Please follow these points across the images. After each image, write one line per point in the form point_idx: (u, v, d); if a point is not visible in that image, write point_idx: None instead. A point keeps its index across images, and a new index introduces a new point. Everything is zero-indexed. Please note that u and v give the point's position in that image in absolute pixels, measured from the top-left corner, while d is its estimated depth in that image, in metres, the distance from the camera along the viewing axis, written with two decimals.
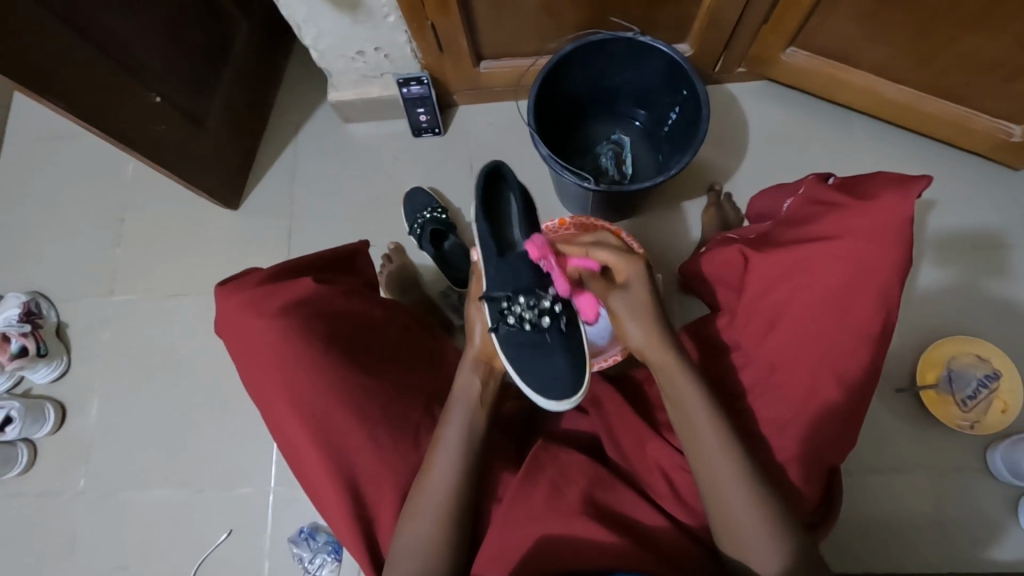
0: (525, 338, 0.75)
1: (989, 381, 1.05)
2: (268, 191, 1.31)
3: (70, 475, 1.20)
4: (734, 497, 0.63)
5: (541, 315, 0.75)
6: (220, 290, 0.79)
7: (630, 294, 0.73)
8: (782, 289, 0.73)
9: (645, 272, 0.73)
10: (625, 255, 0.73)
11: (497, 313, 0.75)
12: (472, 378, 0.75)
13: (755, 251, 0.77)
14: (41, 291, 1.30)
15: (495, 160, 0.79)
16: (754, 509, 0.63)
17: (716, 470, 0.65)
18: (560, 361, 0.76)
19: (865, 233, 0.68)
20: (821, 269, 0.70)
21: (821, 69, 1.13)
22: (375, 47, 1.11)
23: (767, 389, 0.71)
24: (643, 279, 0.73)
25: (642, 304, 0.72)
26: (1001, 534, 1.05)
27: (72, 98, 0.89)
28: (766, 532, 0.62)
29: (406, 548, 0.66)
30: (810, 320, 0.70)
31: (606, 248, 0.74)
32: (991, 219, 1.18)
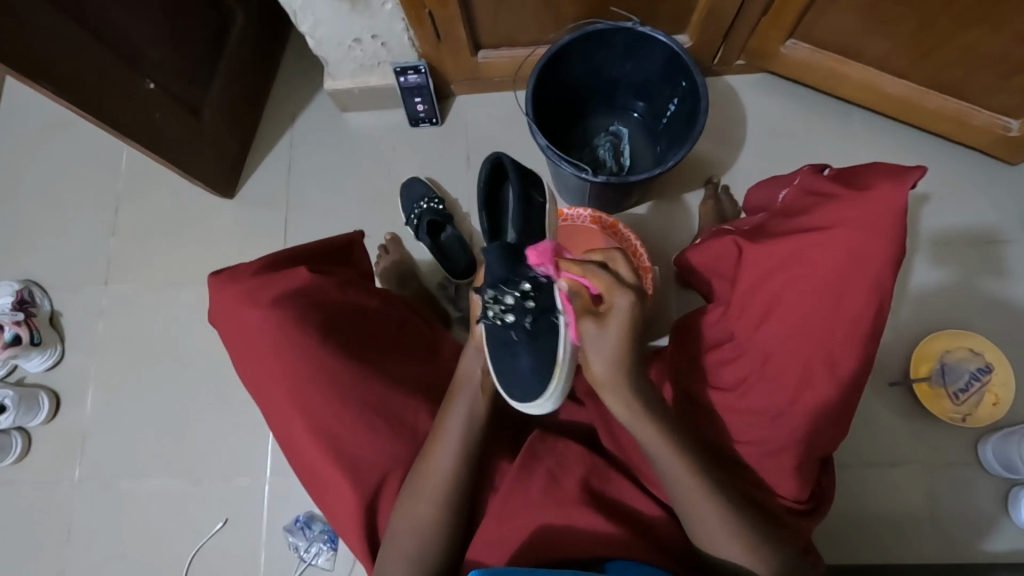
0: (495, 332, 0.73)
1: (981, 375, 1.06)
2: (264, 180, 1.30)
3: (65, 464, 1.19)
4: (701, 510, 0.64)
5: (512, 310, 0.71)
6: (215, 279, 0.79)
7: (602, 332, 0.65)
8: (775, 280, 0.72)
9: (628, 310, 0.65)
10: (616, 287, 0.65)
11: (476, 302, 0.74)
12: (475, 369, 0.76)
13: (749, 241, 0.77)
14: (34, 279, 1.29)
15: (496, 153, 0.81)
16: (719, 519, 0.64)
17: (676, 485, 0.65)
18: (527, 360, 0.72)
19: (859, 224, 0.68)
20: (815, 260, 0.70)
21: (821, 62, 1.12)
22: (373, 36, 1.10)
23: (761, 379, 0.72)
24: (622, 322, 0.65)
25: (614, 342, 0.66)
26: (990, 526, 1.06)
27: (66, 85, 0.88)
28: (734, 539, 0.63)
29: (405, 531, 0.67)
30: (803, 311, 0.70)
31: (603, 273, 0.66)
32: (986, 214, 1.18)
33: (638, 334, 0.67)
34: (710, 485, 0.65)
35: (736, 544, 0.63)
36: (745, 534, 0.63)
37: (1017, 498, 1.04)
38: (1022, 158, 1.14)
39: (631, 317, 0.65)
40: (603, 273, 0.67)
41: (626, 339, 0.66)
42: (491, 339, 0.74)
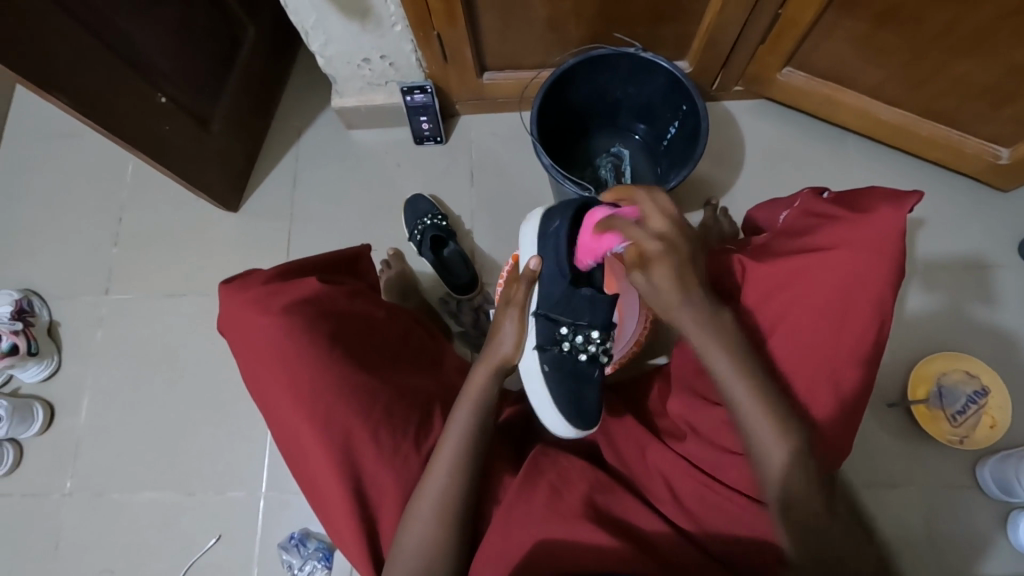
0: (571, 365, 0.79)
1: (978, 398, 1.07)
2: (269, 193, 1.31)
3: (58, 475, 1.17)
4: (777, 442, 0.63)
5: (598, 351, 0.79)
6: (225, 288, 0.79)
7: (648, 277, 0.67)
8: (780, 299, 0.72)
9: (666, 253, 0.65)
10: (657, 214, 0.67)
11: (552, 336, 0.79)
12: (490, 381, 0.75)
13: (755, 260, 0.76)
14: (34, 288, 1.29)
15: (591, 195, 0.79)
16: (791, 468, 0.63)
17: (763, 439, 0.64)
18: (588, 399, 0.79)
19: (862, 245, 0.70)
20: (822, 278, 0.71)
21: (816, 88, 1.16)
22: (381, 56, 1.13)
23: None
24: (665, 268, 0.65)
25: (666, 289, 0.67)
26: (990, 549, 1.06)
27: (78, 96, 0.89)
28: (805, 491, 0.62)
29: (406, 546, 0.66)
30: (811, 327, 0.70)
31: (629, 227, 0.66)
32: (979, 238, 1.21)
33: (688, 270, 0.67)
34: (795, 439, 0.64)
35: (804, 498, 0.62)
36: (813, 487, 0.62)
37: (1017, 521, 1.04)
38: (1015, 185, 1.17)
39: (669, 260, 0.65)
40: (631, 229, 0.66)
41: (675, 280, 0.66)
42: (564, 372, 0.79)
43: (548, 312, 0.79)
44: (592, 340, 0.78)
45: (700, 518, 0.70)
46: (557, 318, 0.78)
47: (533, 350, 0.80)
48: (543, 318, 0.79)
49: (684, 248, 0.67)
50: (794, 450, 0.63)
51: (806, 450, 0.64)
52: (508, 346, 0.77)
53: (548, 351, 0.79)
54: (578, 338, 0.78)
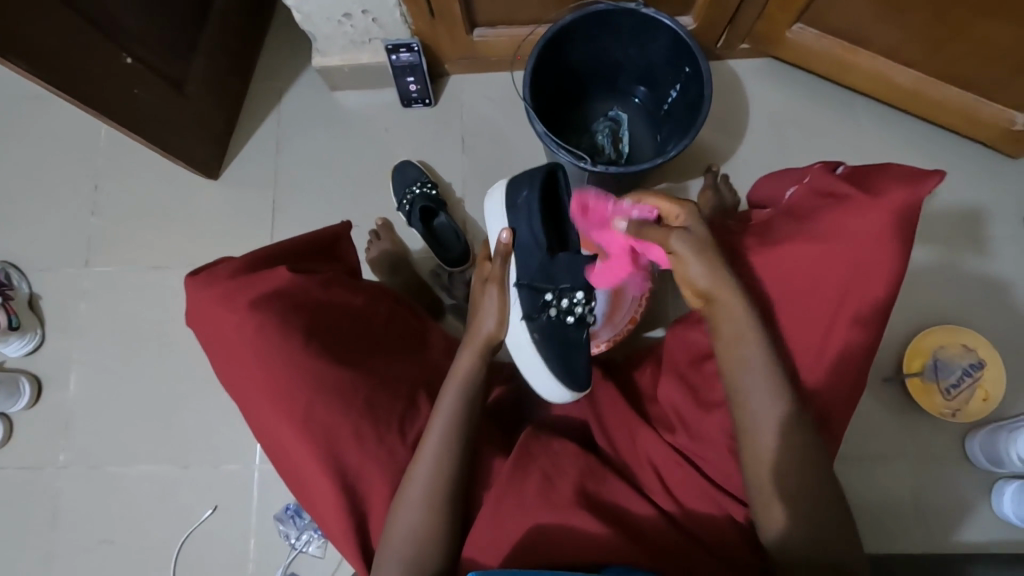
0: (560, 331, 0.80)
1: (973, 371, 1.06)
2: (251, 159, 1.25)
3: (51, 448, 1.17)
4: (772, 420, 0.64)
5: (584, 311, 0.80)
6: (191, 281, 0.76)
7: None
8: (772, 296, 0.70)
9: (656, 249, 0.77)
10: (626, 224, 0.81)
11: (539, 304, 0.80)
12: (474, 360, 0.75)
13: (754, 246, 0.72)
14: (12, 260, 1.25)
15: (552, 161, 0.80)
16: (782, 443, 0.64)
17: (759, 412, 0.65)
18: (581, 361, 0.80)
19: (865, 239, 0.67)
20: (819, 273, 0.68)
21: (829, 48, 1.09)
22: (364, 11, 1.04)
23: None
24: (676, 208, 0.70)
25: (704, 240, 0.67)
26: (974, 517, 1.08)
27: (38, 60, 0.82)
28: (798, 466, 0.63)
29: (397, 535, 0.66)
30: (805, 320, 0.69)
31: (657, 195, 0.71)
32: (988, 208, 1.17)
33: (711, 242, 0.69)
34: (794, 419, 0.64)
35: (795, 477, 0.63)
36: (804, 461, 0.63)
37: (1002, 491, 1.05)
38: None
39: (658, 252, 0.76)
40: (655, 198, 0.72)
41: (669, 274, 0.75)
42: (555, 337, 0.80)
43: (529, 282, 0.80)
44: (577, 300, 0.79)
45: (687, 502, 0.70)
46: (540, 286, 0.80)
47: (521, 323, 0.80)
48: (527, 288, 0.80)
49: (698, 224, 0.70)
50: (790, 433, 0.64)
51: (797, 431, 0.64)
52: (489, 324, 0.76)
53: (537, 318, 0.79)
54: (563, 300, 0.79)
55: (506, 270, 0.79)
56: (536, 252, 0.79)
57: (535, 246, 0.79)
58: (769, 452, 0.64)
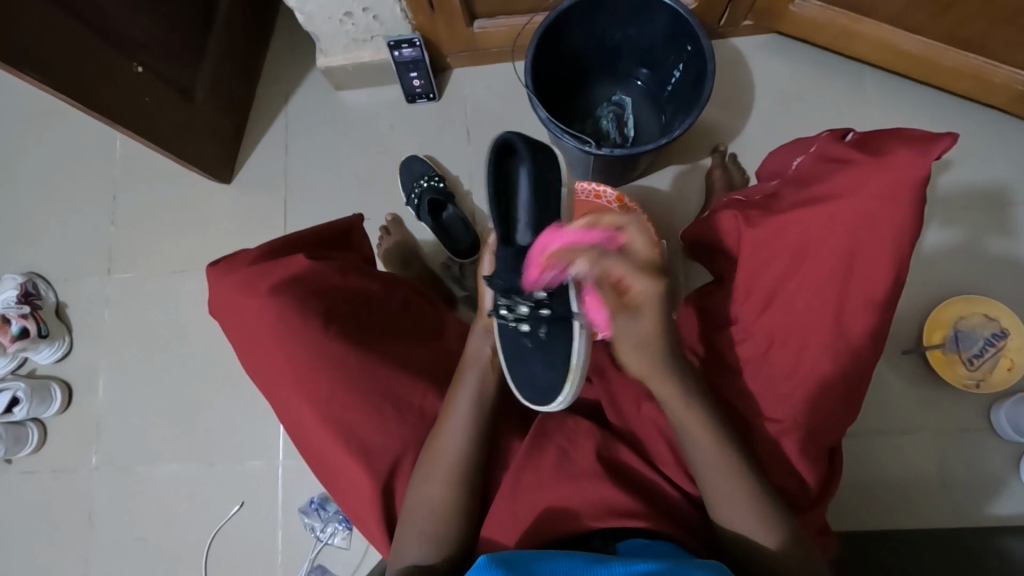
0: (507, 337, 0.76)
1: (996, 340, 1.04)
2: (261, 162, 1.28)
3: (84, 451, 1.21)
4: (718, 463, 0.66)
5: (517, 322, 0.74)
6: (213, 271, 0.80)
7: (633, 318, 0.69)
8: (778, 266, 0.71)
9: (656, 296, 0.68)
10: (637, 274, 0.67)
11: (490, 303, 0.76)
12: (483, 344, 0.79)
13: (748, 222, 0.74)
14: (38, 271, 1.29)
15: (507, 131, 0.74)
16: (698, 429, 0.68)
17: (705, 457, 0.67)
18: (540, 367, 0.76)
19: (865, 212, 0.65)
20: (817, 247, 0.68)
21: (832, 19, 1.07)
22: (364, 9, 1.06)
23: (763, 363, 0.72)
24: (652, 305, 0.68)
25: (649, 331, 0.69)
26: (1004, 489, 1.06)
27: (52, 73, 0.84)
28: (726, 470, 0.66)
29: (418, 508, 0.69)
30: (809, 294, 0.69)
31: (622, 261, 0.67)
32: (1005, 174, 1.15)
33: (665, 323, 0.70)
34: (737, 455, 0.67)
35: (708, 458, 0.67)
36: (750, 487, 0.65)
37: None
38: None
39: (657, 301, 0.69)
40: (620, 258, 0.67)
41: (659, 323, 0.69)
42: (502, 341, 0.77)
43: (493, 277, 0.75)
44: (522, 305, 0.73)
45: None
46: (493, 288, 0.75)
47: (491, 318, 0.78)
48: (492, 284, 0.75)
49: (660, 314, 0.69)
50: (737, 469, 0.66)
51: (744, 462, 0.67)
52: (486, 309, 0.79)
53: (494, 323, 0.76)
54: (506, 311, 0.74)
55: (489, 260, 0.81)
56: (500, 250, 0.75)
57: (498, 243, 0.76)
58: (706, 455, 0.67)
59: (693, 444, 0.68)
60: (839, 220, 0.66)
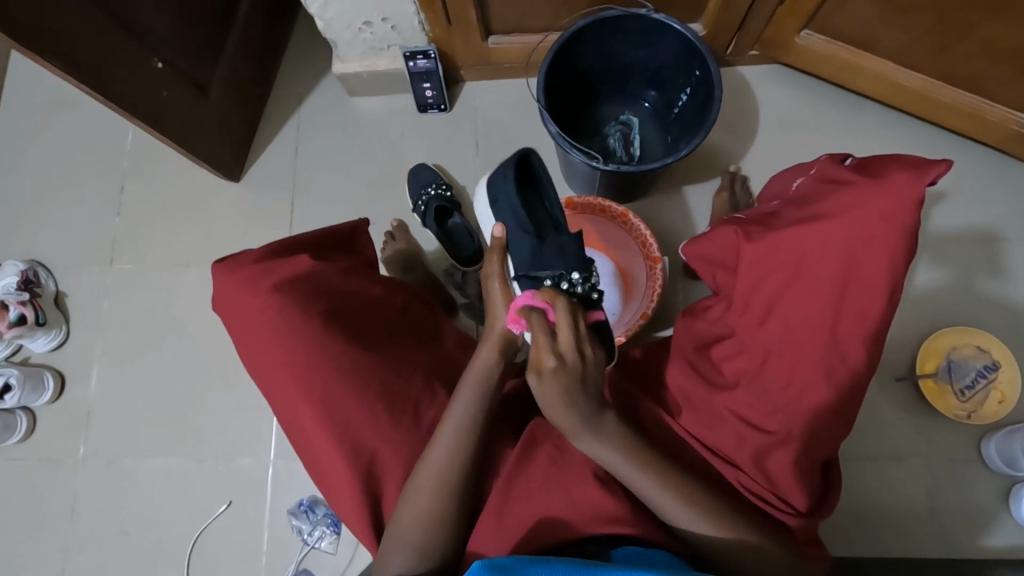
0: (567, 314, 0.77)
1: (987, 372, 1.06)
2: (271, 162, 1.29)
3: (72, 442, 1.20)
4: (667, 502, 0.65)
5: (587, 291, 0.78)
6: (218, 267, 0.80)
7: (541, 388, 0.67)
8: (777, 283, 0.72)
9: (562, 369, 0.67)
10: (546, 347, 0.67)
11: (539, 291, 0.79)
12: (492, 353, 0.77)
13: (750, 238, 0.73)
14: (39, 259, 1.29)
15: (526, 149, 0.88)
16: (632, 466, 0.67)
17: (640, 485, 0.66)
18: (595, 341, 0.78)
19: (863, 233, 0.66)
20: (817, 268, 0.69)
21: (837, 53, 1.11)
22: (383, 18, 1.08)
23: (759, 376, 0.74)
24: (556, 379, 0.66)
25: (553, 399, 0.67)
26: (992, 521, 1.06)
27: (74, 61, 0.86)
28: (677, 503, 0.65)
29: (408, 515, 0.69)
30: (807, 314, 0.70)
31: (539, 332, 0.69)
32: (997, 211, 1.18)
33: (582, 389, 0.67)
34: (688, 488, 0.66)
35: (660, 493, 0.66)
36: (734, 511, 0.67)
37: (1019, 495, 1.04)
38: None
39: (561, 375, 0.66)
40: (539, 330, 0.69)
41: (566, 397, 0.66)
42: None
43: (528, 271, 0.82)
44: (576, 282, 0.78)
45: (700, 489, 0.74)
46: (542, 275, 0.80)
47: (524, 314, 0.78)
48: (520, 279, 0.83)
49: (581, 377, 0.67)
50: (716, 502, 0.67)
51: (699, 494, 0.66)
52: (501, 318, 0.79)
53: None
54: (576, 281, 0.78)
55: (501, 262, 0.84)
56: (522, 237, 0.83)
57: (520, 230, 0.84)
58: (643, 485, 0.66)
59: (638, 484, 0.67)
60: (837, 240, 0.67)
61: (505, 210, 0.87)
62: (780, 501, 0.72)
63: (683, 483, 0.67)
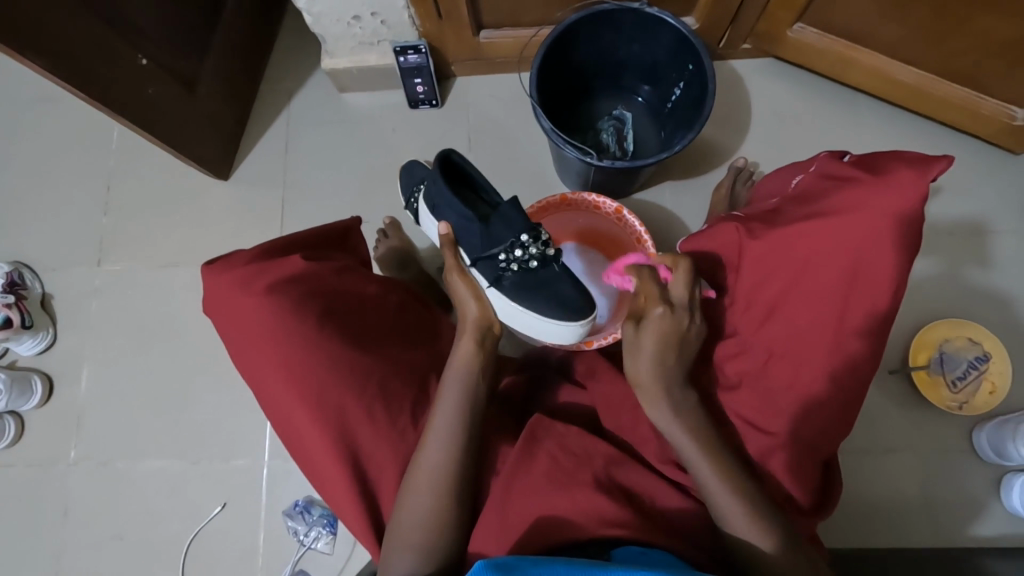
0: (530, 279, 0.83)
1: (979, 364, 1.07)
2: (261, 160, 1.27)
3: (63, 445, 1.18)
4: (719, 488, 0.66)
5: (541, 251, 0.80)
6: (208, 268, 0.79)
7: (637, 334, 0.74)
8: (781, 281, 0.71)
9: (669, 317, 0.72)
10: (657, 296, 0.74)
11: (496, 269, 0.82)
12: (467, 347, 0.77)
13: (753, 234, 0.73)
14: (24, 261, 1.26)
15: (441, 151, 0.85)
16: (693, 447, 0.69)
17: (698, 472, 0.68)
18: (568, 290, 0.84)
19: (869, 229, 0.67)
20: (823, 265, 0.69)
21: (830, 46, 1.11)
22: (373, 13, 1.07)
23: (762, 377, 0.72)
24: (659, 329, 0.72)
25: (651, 347, 0.72)
26: (984, 510, 1.08)
27: (55, 59, 0.84)
28: (728, 492, 0.66)
29: (407, 518, 0.68)
30: (811, 311, 0.70)
31: (652, 282, 0.75)
32: (988, 203, 1.18)
33: (675, 344, 0.73)
34: (738, 476, 0.67)
35: (715, 477, 0.67)
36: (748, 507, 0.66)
37: (1010, 484, 1.05)
38: None
39: (664, 324, 0.72)
40: (651, 283, 0.75)
41: (660, 349, 0.72)
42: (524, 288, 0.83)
43: (481, 254, 0.82)
44: (528, 247, 0.80)
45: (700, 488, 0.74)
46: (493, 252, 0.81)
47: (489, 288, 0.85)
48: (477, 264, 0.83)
49: (686, 328, 0.73)
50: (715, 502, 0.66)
51: (747, 485, 0.67)
52: (470, 311, 0.80)
53: (502, 281, 0.84)
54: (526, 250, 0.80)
55: (456, 255, 0.82)
56: (465, 224, 0.81)
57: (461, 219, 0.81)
58: (702, 473, 0.68)
59: (697, 474, 0.68)
60: (848, 236, 0.67)
61: (441, 205, 0.85)
62: (783, 498, 0.71)
63: (736, 475, 0.67)
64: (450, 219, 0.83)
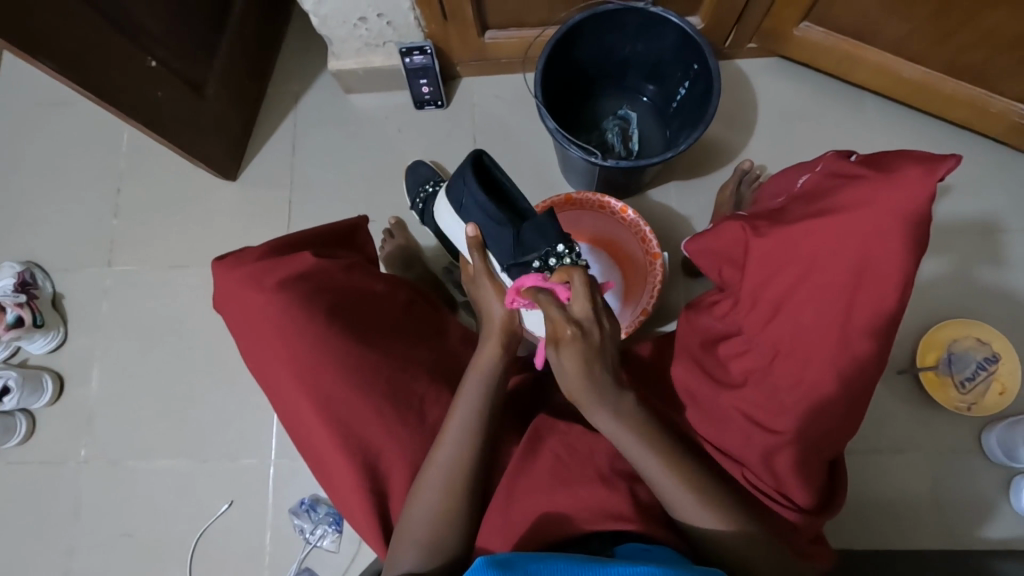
0: None
1: (988, 364, 1.05)
2: (268, 161, 1.29)
3: (73, 443, 1.19)
4: (677, 492, 0.65)
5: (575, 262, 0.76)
6: (219, 264, 0.79)
7: (559, 360, 0.67)
8: (786, 279, 0.71)
9: (580, 337, 0.66)
10: (564, 320, 0.66)
11: (530, 277, 0.79)
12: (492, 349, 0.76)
13: (758, 233, 0.73)
14: (36, 261, 1.28)
15: (472, 150, 0.84)
16: (654, 454, 0.66)
17: (650, 470, 0.66)
18: None
19: (873, 228, 0.66)
20: (828, 264, 0.68)
21: (836, 45, 1.10)
22: (378, 14, 1.07)
23: (768, 374, 0.73)
24: (577, 351, 0.65)
25: (576, 371, 0.66)
26: (993, 512, 1.06)
27: (66, 61, 0.85)
28: (688, 495, 0.65)
29: (416, 514, 0.68)
30: (816, 310, 0.70)
31: (556, 308, 0.67)
32: (997, 202, 1.17)
33: (600, 362, 0.67)
34: (700, 479, 0.66)
35: (671, 481, 0.65)
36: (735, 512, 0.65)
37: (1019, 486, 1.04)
38: None
39: (580, 347, 0.65)
40: (555, 306, 0.67)
41: (584, 370, 0.66)
42: None
43: (515, 260, 0.80)
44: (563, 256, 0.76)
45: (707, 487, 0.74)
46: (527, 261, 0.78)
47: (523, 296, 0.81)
48: (510, 270, 0.82)
49: (598, 344, 0.67)
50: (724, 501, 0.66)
51: (710, 487, 0.66)
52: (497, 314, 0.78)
53: None
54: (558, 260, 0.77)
55: (485, 261, 0.80)
56: (497, 230, 0.81)
57: (492, 224, 0.81)
58: (659, 478, 0.66)
59: (650, 473, 0.66)
60: (851, 235, 0.67)
61: (472, 207, 0.84)
62: (782, 497, 0.72)
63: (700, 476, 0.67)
64: (482, 223, 0.82)
